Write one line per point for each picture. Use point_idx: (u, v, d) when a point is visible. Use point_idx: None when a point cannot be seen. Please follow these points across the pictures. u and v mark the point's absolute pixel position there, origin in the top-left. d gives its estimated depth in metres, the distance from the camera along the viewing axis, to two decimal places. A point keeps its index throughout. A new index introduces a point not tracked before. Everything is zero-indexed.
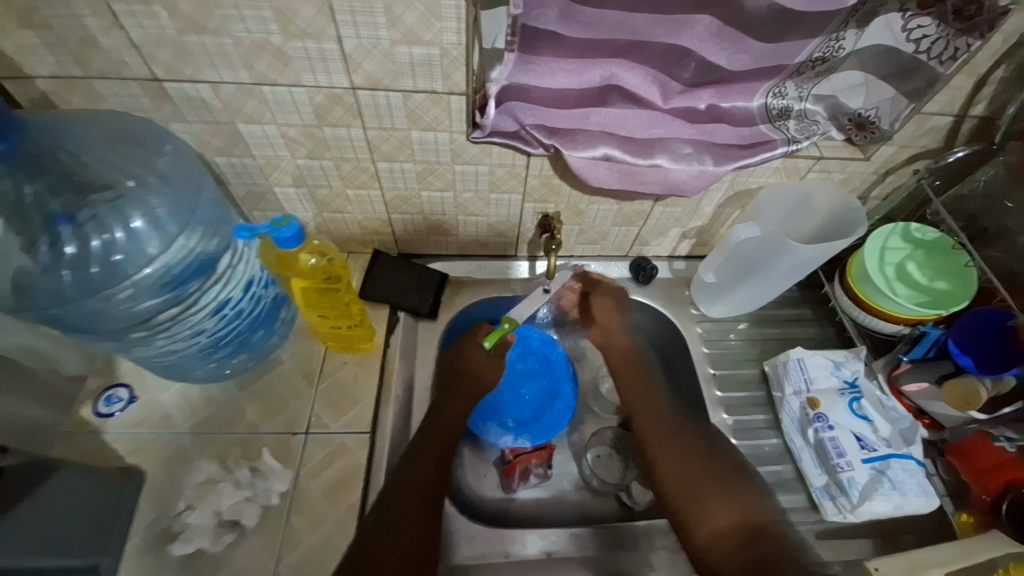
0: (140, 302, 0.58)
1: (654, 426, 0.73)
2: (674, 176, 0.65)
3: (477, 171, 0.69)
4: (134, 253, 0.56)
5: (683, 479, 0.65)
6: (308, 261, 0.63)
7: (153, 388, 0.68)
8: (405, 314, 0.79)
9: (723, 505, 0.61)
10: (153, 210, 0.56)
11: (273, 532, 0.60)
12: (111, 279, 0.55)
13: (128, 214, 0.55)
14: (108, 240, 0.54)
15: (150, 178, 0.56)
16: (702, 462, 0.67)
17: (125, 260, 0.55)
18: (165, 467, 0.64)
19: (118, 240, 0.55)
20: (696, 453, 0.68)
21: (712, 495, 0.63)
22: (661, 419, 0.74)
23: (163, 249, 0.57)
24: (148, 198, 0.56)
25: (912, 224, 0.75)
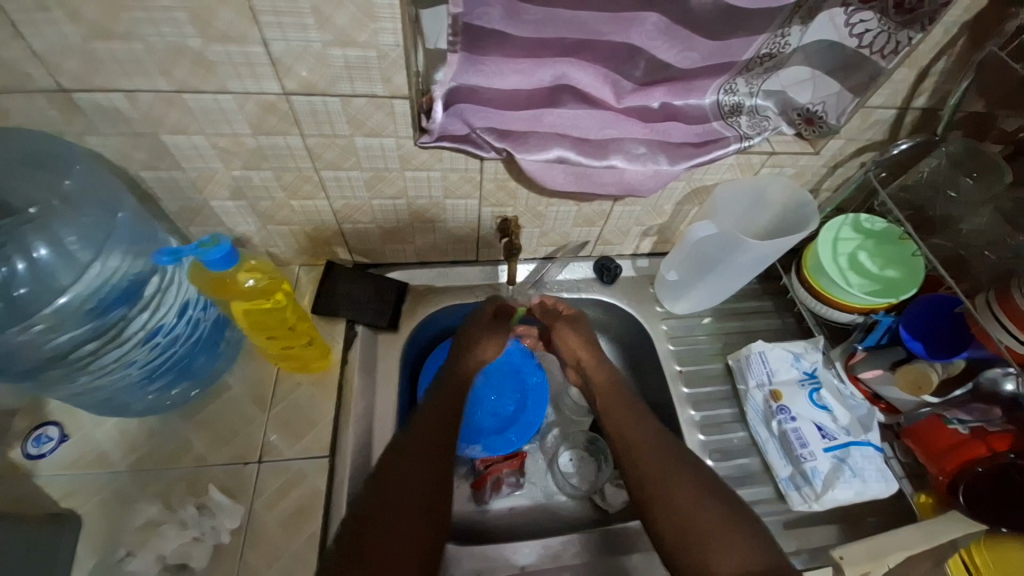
0: (53, 340, 0.52)
1: (644, 451, 0.66)
2: (630, 177, 0.64)
3: (430, 177, 0.66)
4: (40, 284, 0.51)
5: (686, 516, 0.59)
6: (246, 282, 0.58)
7: (87, 425, 0.63)
8: (363, 327, 0.75)
9: (730, 544, 0.56)
10: (60, 236, 0.52)
11: (227, 571, 0.57)
12: (15, 315, 0.50)
13: (31, 242, 0.50)
14: (6, 273, 0.49)
15: (54, 203, 0.52)
16: (698, 491, 0.61)
17: (32, 292, 0.51)
18: (103, 511, 0.59)
19: (20, 271, 0.50)
20: (691, 479, 0.62)
21: (717, 531, 0.57)
22: (651, 443, 0.67)
23: (74, 276, 0.52)
24: (53, 224, 0.51)
25: (862, 215, 0.77)
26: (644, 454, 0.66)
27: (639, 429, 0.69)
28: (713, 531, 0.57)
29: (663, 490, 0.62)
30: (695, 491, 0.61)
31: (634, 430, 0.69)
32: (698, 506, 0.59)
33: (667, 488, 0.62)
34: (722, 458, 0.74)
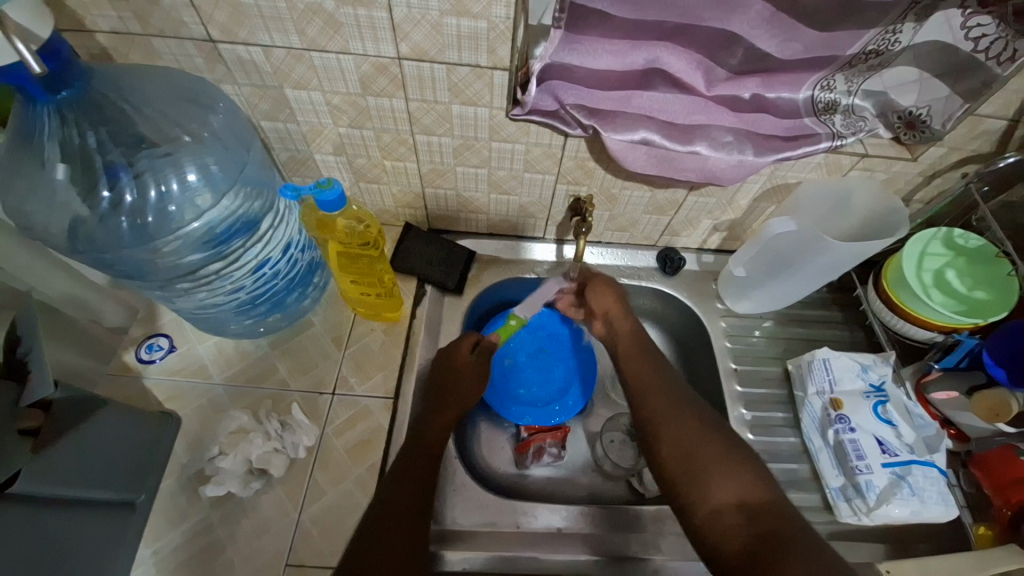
0: (185, 256, 0.60)
1: (655, 394, 0.68)
2: (713, 165, 0.64)
3: (514, 150, 0.69)
4: (184, 205, 0.58)
5: (690, 450, 0.61)
6: (345, 225, 0.65)
7: (192, 340, 0.71)
8: (432, 288, 0.80)
9: (726, 473, 0.58)
10: (206, 165, 0.59)
11: (298, 483, 0.63)
12: (164, 229, 0.58)
13: (183, 166, 0.58)
14: (164, 191, 0.57)
15: (204, 135, 0.59)
16: (704, 435, 0.62)
17: (177, 211, 0.58)
18: (200, 415, 0.67)
19: (172, 191, 0.58)
20: (700, 423, 0.64)
21: (713, 467, 0.59)
22: (661, 391, 0.68)
23: (212, 202, 0.60)
24: (202, 153, 0.59)
25: (955, 229, 0.73)
26: (651, 393, 0.68)
27: (659, 387, 0.69)
28: (715, 465, 0.59)
29: (676, 436, 0.63)
30: (708, 434, 0.62)
31: (646, 376, 0.70)
32: (703, 443, 0.61)
33: (674, 429, 0.64)
34: (769, 459, 0.74)
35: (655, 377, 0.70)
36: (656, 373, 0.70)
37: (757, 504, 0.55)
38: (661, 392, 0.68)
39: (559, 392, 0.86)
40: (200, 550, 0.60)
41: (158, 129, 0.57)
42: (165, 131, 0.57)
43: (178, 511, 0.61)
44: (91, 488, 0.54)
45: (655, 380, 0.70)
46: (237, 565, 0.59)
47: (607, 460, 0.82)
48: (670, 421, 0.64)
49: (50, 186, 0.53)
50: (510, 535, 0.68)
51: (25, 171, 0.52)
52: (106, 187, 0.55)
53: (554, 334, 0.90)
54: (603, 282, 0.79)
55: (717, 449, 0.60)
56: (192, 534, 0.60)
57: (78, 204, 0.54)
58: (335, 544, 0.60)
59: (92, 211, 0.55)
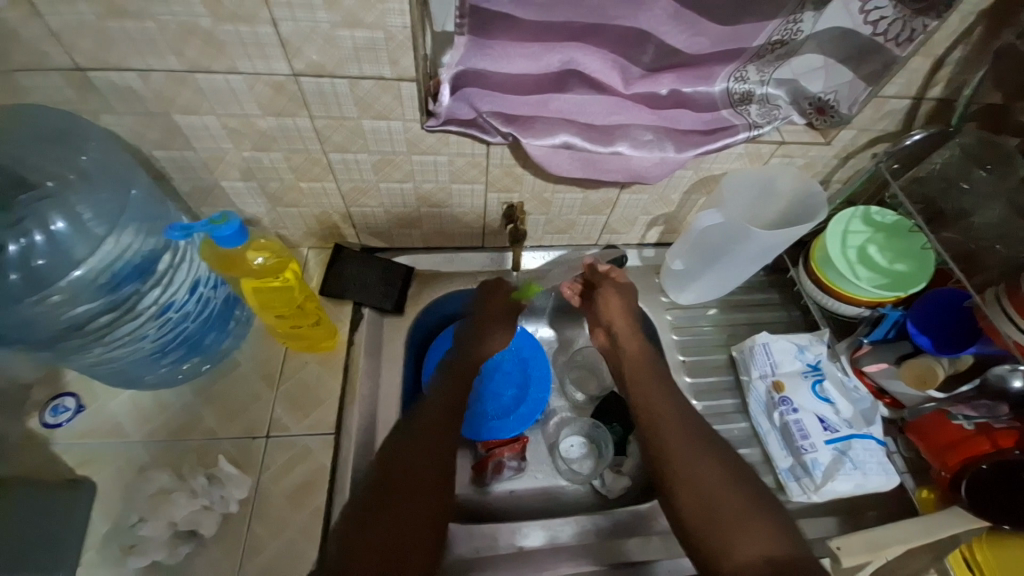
0: (67, 312, 0.54)
1: (673, 429, 0.65)
2: (637, 164, 0.63)
3: (437, 162, 0.66)
4: (54, 260, 0.53)
5: (710, 496, 0.60)
6: (255, 260, 0.60)
7: (102, 397, 0.65)
8: (370, 311, 0.77)
9: (753, 529, 0.57)
10: (77, 211, 0.54)
11: (234, 540, 0.58)
12: (31, 288, 0.52)
13: (47, 216, 0.52)
14: (26, 244, 0.52)
15: (71, 177, 0.54)
16: (729, 490, 0.60)
17: (46, 266, 0.53)
18: (116, 479, 0.61)
19: (36, 244, 0.52)
20: (719, 465, 0.62)
21: (739, 520, 0.58)
22: (678, 425, 0.66)
23: (87, 252, 0.54)
24: (69, 197, 0.53)
25: (872, 207, 0.76)
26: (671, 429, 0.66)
27: (676, 422, 0.66)
28: (738, 522, 0.57)
29: (696, 480, 0.61)
30: (731, 485, 0.60)
31: (659, 405, 0.68)
32: (723, 494, 0.60)
33: (695, 473, 0.62)
34: None
35: (671, 409, 0.68)
36: (670, 403, 0.68)
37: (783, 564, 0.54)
38: (681, 428, 0.66)
39: (514, 402, 0.85)
40: None
41: (17, 177, 0.52)
42: (24, 178, 0.52)
43: None
44: None
45: (671, 412, 0.67)
46: None
47: (568, 469, 0.81)
48: (691, 462, 0.62)
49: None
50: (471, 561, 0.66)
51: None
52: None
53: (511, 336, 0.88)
54: (612, 285, 0.79)
55: (745, 502, 0.59)
56: None
57: None
58: None
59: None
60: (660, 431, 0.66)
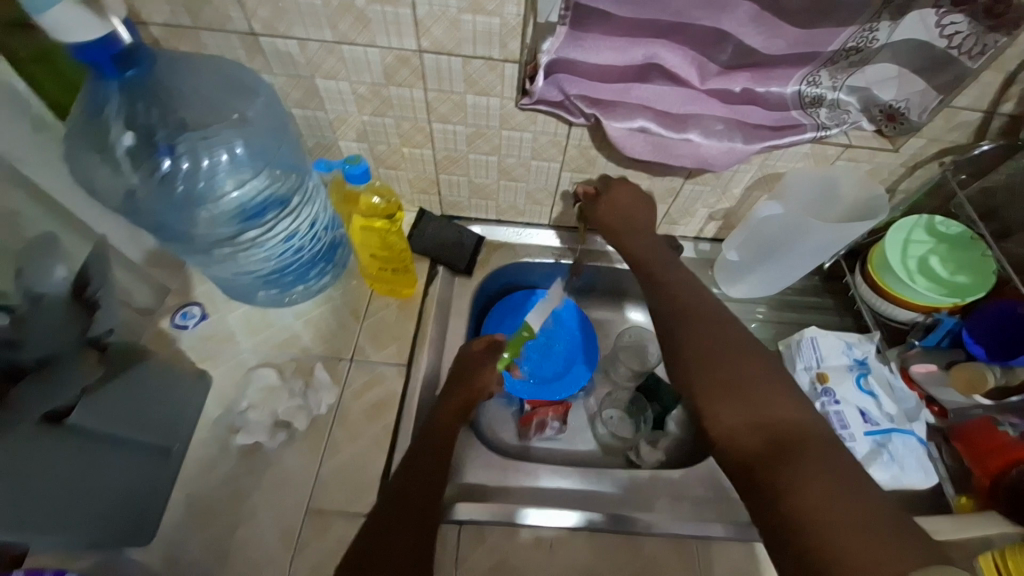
0: (228, 221, 0.67)
1: (696, 326, 0.60)
2: (705, 151, 0.69)
3: (522, 138, 0.75)
4: (227, 177, 0.66)
5: (709, 362, 0.57)
6: (371, 199, 0.74)
7: (223, 309, 0.78)
8: (444, 268, 0.86)
9: (741, 405, 0.53)
10: (251, 143, 0.66)
11: (318, 438, 0.69)
12: (207, 197, 0.65)
13: (231, 142, 0.65)
14: (214, 161, 0.65)
15: (251, 116, 0.66)
16: (758, 392, 0.53)
17: (221, 181, 0.66)
18: (229, 376, 0.73)
19: (219, 163, 0.65)
20: (710, 336, 0.59)
21: (741, 391, 0.53)
22: (709, 322, 0.60)
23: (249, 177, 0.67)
24: (248, 132, 0.66)
25: (937, 217, 0.77)
26: (694, 332, 0.60)
27: (713, 331, 0.59)
28: (755, 391, 0.53)
29: (708, 367, 0.56)
30: (754, 367, 0.55)
31: (687, 296, 0.64)
32: (744, 367, 0.56)
33: (701, 336, 0.59)
34: None
35: (718, 313, 0.61)
36: (701, 299, 0.64)
37: (771, 426, 0.51)
38: (730, 333, 0.59)
39: (564, 367, 0.92)
40: (228, 496, 0.65)
41: (212, 109, 0.64)
42: (217, 110, 0.64)
43: (209, 460, 0.67)
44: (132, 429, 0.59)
45: (715, 318, 0.61)
46: (263, 509, 0.64)
47: (607, 433, 0.87)
48: (701, 345, 0.58)
49: (115, 151, 0.60)
50: (513, 491, 0.72)
51: (98, 139, 0.60)
52: (163, 156, 0.62)
53: (569, 319, 0.94)
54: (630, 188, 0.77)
55: (754, 373, 0.55)
56: (222, 481, 0.65)
57: (140, 168, 0.62)
58: (353, 494, 0.66)
59: (150, 176, 0.62)
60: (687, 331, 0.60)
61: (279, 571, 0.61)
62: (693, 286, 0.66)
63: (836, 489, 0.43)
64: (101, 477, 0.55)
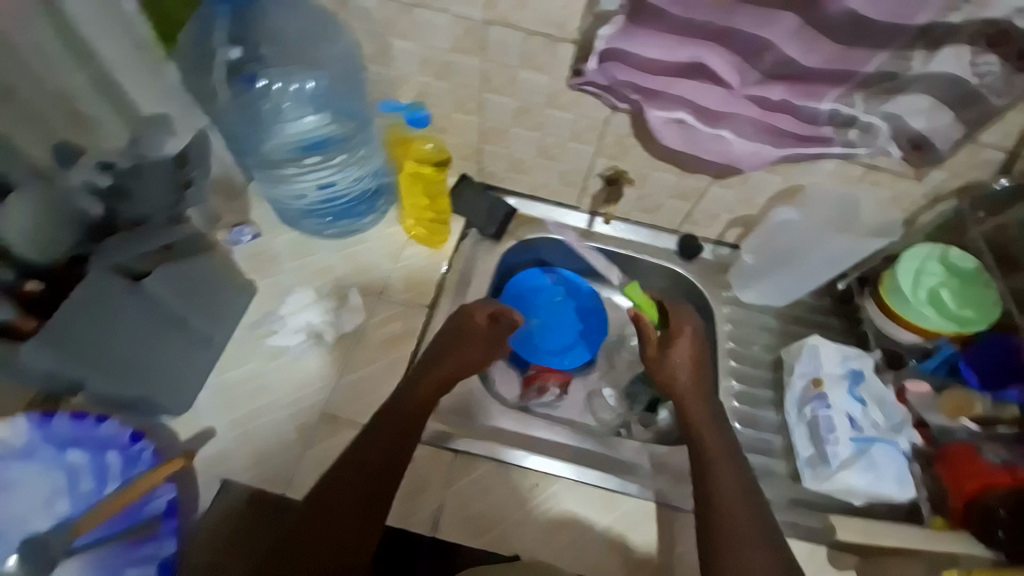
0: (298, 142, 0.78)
1: (711, 457, 0.67)
2: (735, 150, 0.76)
3: (566, 118, 0.81)
4: (297, 104, 0.77)
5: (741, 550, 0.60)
6: (423, 145, 0.86)
7: (273, 232, 0.86)
8: (475, 232, 0.93)
9: None
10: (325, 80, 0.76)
11: (338, 356, 0.76)
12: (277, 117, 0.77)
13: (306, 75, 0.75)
14: (299, 88, 0.75)
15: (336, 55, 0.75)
16: (759, 513, 0.63)
17: (291, 106, 0.77)
18: (266, 290, 0.80)
19: (292, 90, 0.75)
20: (741, 487, 0.65)
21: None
22: (744, 497, 0.64)
23: (315, 108, 0.78)
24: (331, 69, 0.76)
25: (951, 250, 0.80)
26: (715, 462, 0.67)
27: (731, 464, 0.67)
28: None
29: (724, 478, 0.65)
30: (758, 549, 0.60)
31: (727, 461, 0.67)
32: (750, 521, 0.62)
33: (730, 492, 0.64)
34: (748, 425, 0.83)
35: (725, 458, 0.68)
36: (720, 442, 0.69)
37: None
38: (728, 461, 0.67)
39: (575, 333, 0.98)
40: (252, 389, 0.72)
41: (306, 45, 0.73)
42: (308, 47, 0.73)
43: (240, 356, 0.75)
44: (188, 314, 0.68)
45: (726, 463, 0.67)
46: (282, 406, 0.72)
47: (602, 407, 0.92)
48: (727, 508, 0.63)
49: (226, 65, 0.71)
50: (502, 434, 0.76)
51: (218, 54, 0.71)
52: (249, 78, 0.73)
53: (591, 304, 0.98)
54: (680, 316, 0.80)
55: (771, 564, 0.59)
56: (248, 376, 0.73)
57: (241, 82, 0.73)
58: (364, 407, 0.73)
59: (247, 90, 0.74)
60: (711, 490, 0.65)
61: (288, 461, 0.68)
62: (717, 418, 0.72)
63: None
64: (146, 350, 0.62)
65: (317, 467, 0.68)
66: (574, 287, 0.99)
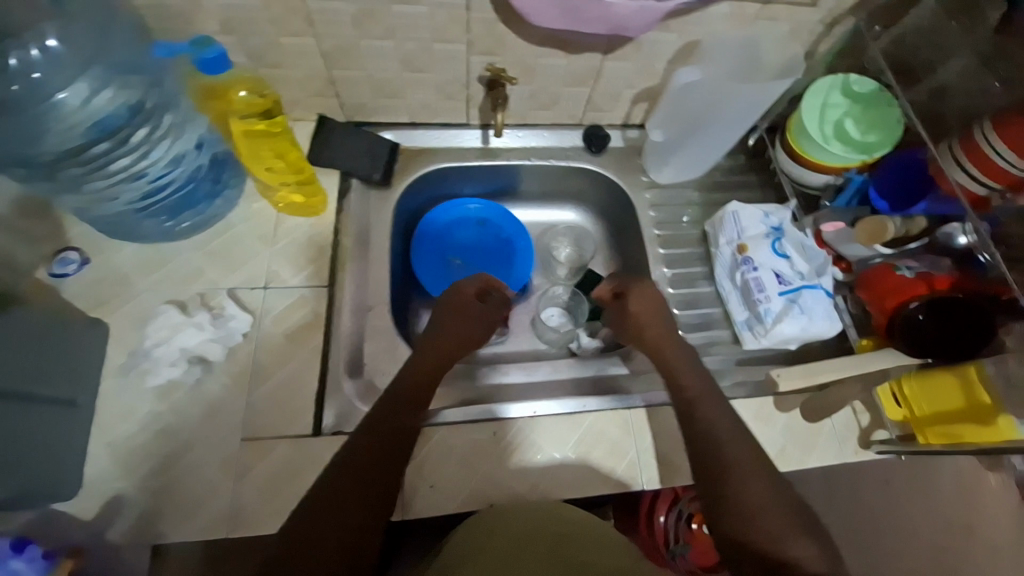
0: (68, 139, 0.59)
1: (728, 462, 0.58)
2: (616, 12, 0.63)
3: (418, 14, 0.66)
4: (48, 77, 0.58)
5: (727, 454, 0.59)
6: (240, 94, 0.70)
7: (105, 250, 0.71)
8: (357, 181, 0.81)
9: (769, 489, 0.56)
10: (72, 31, 0.57)
11: (242, 365, 0.68)
12: (30, 101, 0.57)
13: (45, 30, 0.56)
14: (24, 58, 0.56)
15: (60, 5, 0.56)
16: (733, 422, 0.62)
17: (43, 80, 0.57)
18: (129, 321, 0.68)
19: (35, 55, 0.56)
20: (710, 399, 0.64)
21: (743, 474, 0.57)
22: (734, 425, 0.61)
23: (78, 76, 0.58)
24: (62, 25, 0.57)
25: (852, 77, 0.77)
26: (732, 467, 0.58)
27: (712, 404, 0.63)
28: (751, 473, 0.57)
29: (753, 499, 0.55)
30: (746, 452, 0.59)
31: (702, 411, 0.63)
32: (732, 437, 0.60)
33: (719, 418, 0.62)
34: (686, 306, 0.83)
35: (741, 448, 0.59)
36: (678, 346, 0.71)
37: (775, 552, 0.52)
38: (713, 405, 0.64)
39: (501, 248, 0.92)
40: (158, 433, 0.64)
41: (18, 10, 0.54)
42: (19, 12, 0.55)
43: (124, 401, 0.65)
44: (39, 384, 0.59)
45: (744, 454, 0.59)
46: (197, 444, 0.64)
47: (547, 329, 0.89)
48: (734, 449, 0.59)
49: None
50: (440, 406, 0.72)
51: None
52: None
53: (507, 233, 0.92)
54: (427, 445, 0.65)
55: (753, 455, 0.59)
56: (147, 421, 0.65)
57: None
58: (290, 416, 0.67)
59: None
60: (695, 431, 0.62)
61: (224, 499, 0.62)
62: (736, 428, 0.61)
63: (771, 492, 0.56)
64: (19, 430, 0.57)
65: (260, 493, 0.63)
66: (487, 218, 0.91)
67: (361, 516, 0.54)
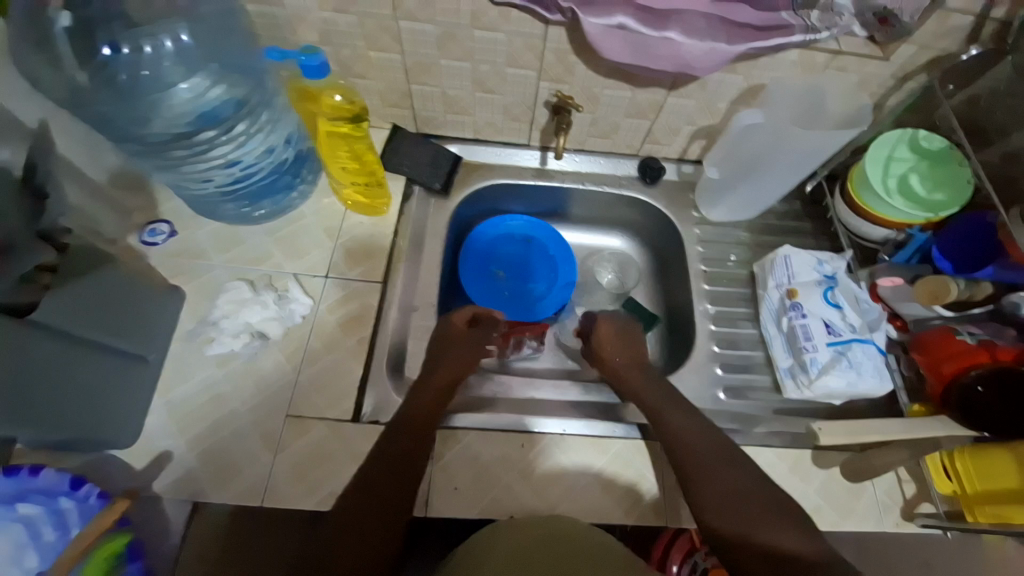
0: (180, 124, 0.66)
1: (692, 466, 0.63)
2: (685, 52, 0.66)
3: (496, 40, 0.71)
4: (173, 68, 0.65)
5: (697, 448, 0.65)
6: (333, 98, 0.75)
7: (190, 226, 0.78)
8: (419, 188, 0.86)
9: (745, 484, 0.61)
10: (200, 31, 0.65)
11: (294, 346, 0.73)
12: (154, 87, 0.64)
13: (177, 27, 0.64)
14: (156, 47, 0.63)
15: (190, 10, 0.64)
16: (696, 424, 0.67)
17: (168, 70, 0.65)
18: (201, 292, 0.75)
19: (166, 46, 0.64)
20: (680, 410, 0.69)
21: (718, 468, 0.63)
22: (694, 426, 0.67)
23: (196, 70, 0.66)
24: (193, 24, 0.65)
25: (922, 132, 0.75)
26: (694, 467, 0.63)
27: (677, 411, 0.69)
28: (724, 469, 0.62)
29: (717, 494, 0.60)
30: (713, 447, 0.65)
31: (668, 416, 0.68)
32: (706, 439, 0.66)
33: (685, 423, 0.67)
34: (726, 345, 0.82)
35: (709, 445, 0.65)
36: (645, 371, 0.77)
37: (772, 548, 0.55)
38: (670, 413, 0.69)
39: (546, 266, 0.94)
40: (211, 398, 0.69)
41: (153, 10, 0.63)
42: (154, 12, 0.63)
43: (187, 364, 0.71)
44: (121, 338, 0.65)
45: (712, 451, 0.64)
46: (244, 414, 0.69)
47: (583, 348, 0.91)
48: (704, 449, 0.65)
49: (55, 37, 0.58)
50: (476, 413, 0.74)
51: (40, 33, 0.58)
52: (105, 47, 0.61)
53: (554, 252, 0.94)
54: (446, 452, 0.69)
55: (720, 451, 0.64)
56: (204, 386, 0.70)
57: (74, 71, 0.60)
58: (330, 399, 0.70)
59: (91, 68, 0.61)
60: (671, 437, 0.66)
61: (261, 470, 0.66)
62: (703, 430, 0.67)
63: (746, 483, 0.61)
64: (103, 377, 0.63)
65: (293, 469, 0.66)
66: (537, 234, 0.94)
67: (404, 507, 0.60)
